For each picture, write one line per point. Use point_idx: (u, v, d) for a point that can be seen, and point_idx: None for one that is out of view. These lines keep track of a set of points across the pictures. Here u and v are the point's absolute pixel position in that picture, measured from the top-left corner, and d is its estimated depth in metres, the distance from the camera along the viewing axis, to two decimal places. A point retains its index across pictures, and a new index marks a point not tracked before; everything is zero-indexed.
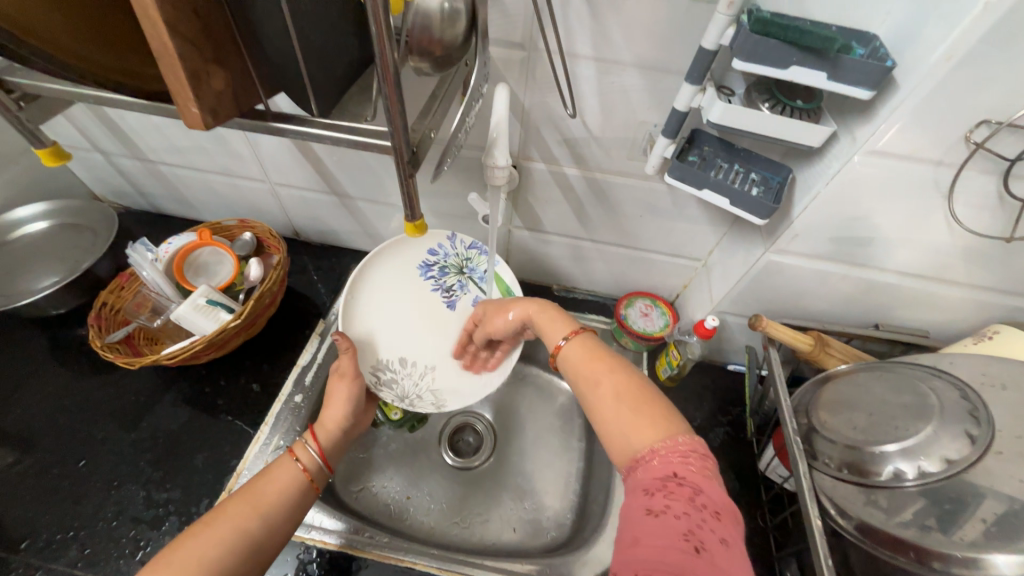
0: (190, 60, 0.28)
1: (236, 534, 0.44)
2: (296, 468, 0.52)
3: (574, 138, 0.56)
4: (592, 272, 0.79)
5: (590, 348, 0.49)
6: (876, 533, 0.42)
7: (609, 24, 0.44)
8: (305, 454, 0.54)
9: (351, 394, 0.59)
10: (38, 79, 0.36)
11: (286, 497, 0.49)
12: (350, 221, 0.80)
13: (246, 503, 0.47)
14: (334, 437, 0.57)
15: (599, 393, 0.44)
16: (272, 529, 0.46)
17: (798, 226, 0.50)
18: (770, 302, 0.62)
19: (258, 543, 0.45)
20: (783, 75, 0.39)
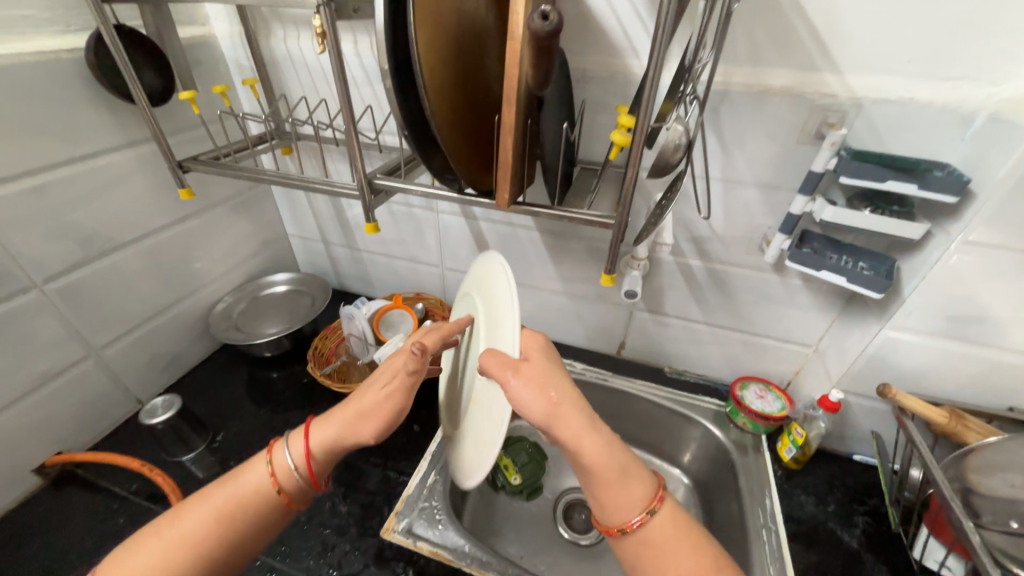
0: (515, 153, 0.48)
1: (197, 541, 0.47)
2: (266, 472, 0.52)
3: (701, 236, 0.73)
4: (704, 355, 0.89)
5: (674, 520, 0.48)
6: None
7: (736, 158, 0.64)
8: (280, 459, 0.53)
9: (368, 402, 0.55)
10: (391, 182, 0.60)
11: (250, 505, 0.51)
12: None
13: (214, 511, 0.49)
14: (324, 440, 0.54)
15: (672, 550, 0.46)
16: (233, 543, 0.49)
17: (911, 305, 0.59)
18: (894, 380, 0.67)
19: (221, 551, 0.48)
20: (882, 186, 0.54)
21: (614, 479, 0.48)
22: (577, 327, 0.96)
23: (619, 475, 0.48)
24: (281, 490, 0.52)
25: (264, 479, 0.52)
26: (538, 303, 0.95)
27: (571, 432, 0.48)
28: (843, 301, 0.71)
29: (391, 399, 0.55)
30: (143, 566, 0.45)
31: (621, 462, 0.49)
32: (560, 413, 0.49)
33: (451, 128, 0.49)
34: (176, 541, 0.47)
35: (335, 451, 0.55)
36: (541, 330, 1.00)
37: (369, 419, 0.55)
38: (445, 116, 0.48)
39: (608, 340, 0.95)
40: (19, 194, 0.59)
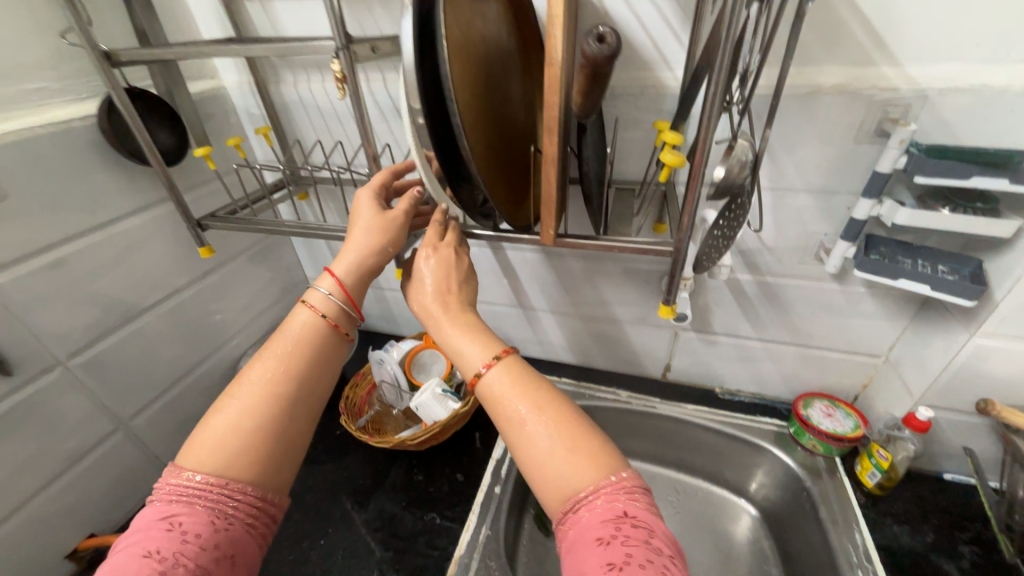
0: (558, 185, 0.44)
1: (259, 399, 0.46)
2: (307, 310, 0.51)
3: (750, 249, 0.68)
4: (759, 373, 0.83)
5: (524, 380, 0.45)
6: None
7: (786, 165, 0.59)
8: (315, 296, 0.52)
9: (366, 226, 0.53)
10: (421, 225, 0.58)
11: (311, 345, 0.50)
12: (527, 330, 0.94)
13: (271, 366, 0.48)
14: (353, 267, 0.53)
15: (517, 416, 0.43)
16: (305, 379, 0.48)
17: (1006, 310, 0.53)
18: (988, 392, 0.60)
19: (290, 400, 0.47)
20: (966, 184, 0.49)
21: (460, 335, 0.48)
22: (617, 352, 0.91)
23: (465, 346, 0.47)
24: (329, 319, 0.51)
25: (310, 321, 0.51)
26: (573, 330, 0.90)
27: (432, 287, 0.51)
28: (916, 307, 0.65)
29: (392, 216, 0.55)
30: (220, 436, 0.44)
31: (478, 334, 0.48)
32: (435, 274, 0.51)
33: (488, 167, 0.47)
34: (249, 409, 0.45)
35: (364, 278, 0.54)
36: (578, 357, 0.94)
37: (380, 245, 0.53)
38: (483, 156, 0.45)
39: (651, 363, 0.90)
40: (35, 271, 0.57)
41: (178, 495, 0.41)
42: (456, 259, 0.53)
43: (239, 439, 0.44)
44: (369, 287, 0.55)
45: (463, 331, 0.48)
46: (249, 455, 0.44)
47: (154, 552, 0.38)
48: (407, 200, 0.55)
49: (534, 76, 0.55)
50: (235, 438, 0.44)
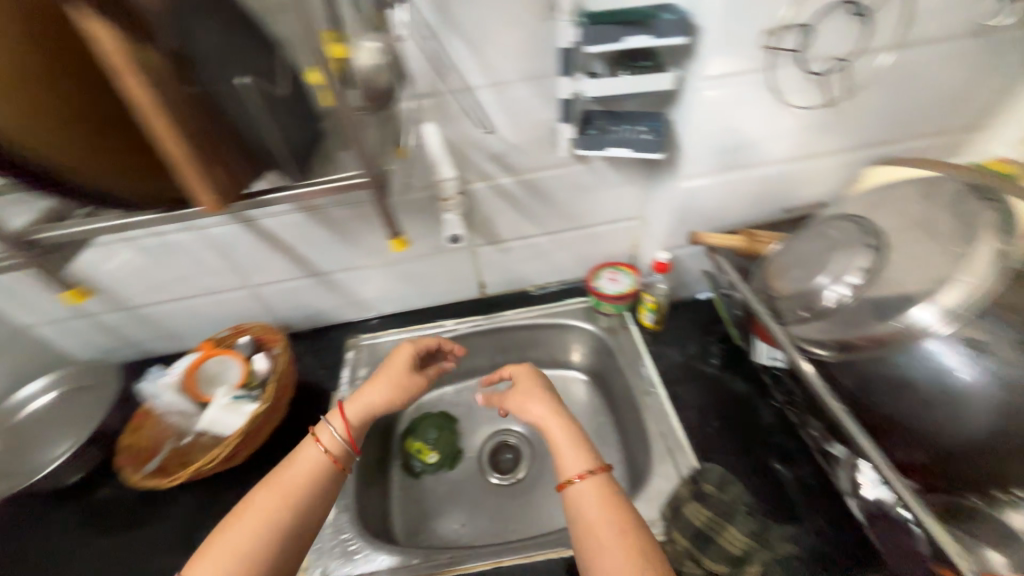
0: (186, 148, 0.36)
1: (266, 522, 0.50)
2: (319, 452, 0.57)
3: (498, 151, 0.68)
4: (556, 263, 0.89)
5: (603, 489, 0.52)
6: (852, 345, 0.47)
7: (490, 58, 0.58)
8: (325, 434, 0.59)
9: (382, 396, 0.63)
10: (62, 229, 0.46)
11: (313, 484, 0.54)
12: (332, 296, 0.87)
13: (274, 495, 0.52)
14: (364, 417, 0.61)
15: (591, 514, 0.50)
16: (303, 515, 0.52)
17: (689, 154, 0.63)
18: (704, 224, 0.72)
19: (290, 534, 0.50)
20: (623, 47, 0.51)
21: (570, 453, 0.56)
22: (432, 285, 0.89)
23: (568, 454, 0.56)
24: (334, 462, 0.57)
25: (317, 460, 0.56)
26: (379, 280, 0.86)
27: (561, 453, 0.56)
28: (644, 167, 0.73)
29: (417, 381, 0.66)
30: (240, 540, 0.48)
31: (569, 449, 0.56)
32: (568, 436, 0.58)
33: (64, 129, 0.36)
34: (247, 543, 0.48)
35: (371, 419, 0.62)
36: (398, 304, 0.91)
37: (401, 394, 0.64)
38: (48, 121, 0.35)
39: (466, 285, 0.91)
40: None
41: None
42: (534, 371, 0.67)
43: (246, 558, 0.47)
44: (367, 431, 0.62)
45: (569, 440, 0.57)
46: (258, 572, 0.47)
47: None
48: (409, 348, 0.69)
49: None
50: (252, 543, 0.48)
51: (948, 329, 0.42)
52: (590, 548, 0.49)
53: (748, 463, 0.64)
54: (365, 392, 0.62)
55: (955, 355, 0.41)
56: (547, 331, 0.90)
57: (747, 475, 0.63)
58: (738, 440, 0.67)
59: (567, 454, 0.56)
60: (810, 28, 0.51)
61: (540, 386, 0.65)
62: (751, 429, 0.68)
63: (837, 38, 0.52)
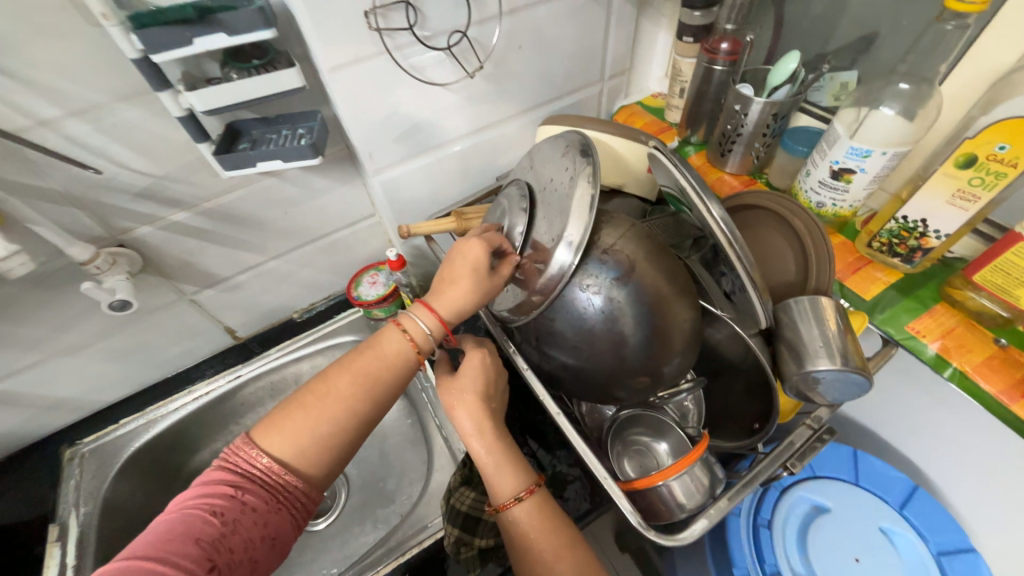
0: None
1: (359, 387, 0.47)
2: (405, 340, 0.49)
3: (145, 188, 0.56)
4: (310, 281, 0.81)
5: (542, 510, 0.47)
6: (522, 306, 0.48)
7: (48, 81, 0.45)
8: (413, 326, 0.49)
9: (471, 297, 0.48)
10: None
11: (391, 369, 0.48)
12: (10, 412, 0.66)
13: (353, 375, 0.47)
14: (454, 313, 0.49)
15: (526, 535, 0.46)
16: (351, 422, 0.46)
17: (365, 148, 0.59)
18: (427, 209, 0.71)
19: (365, 420, 0.47)
20: (197, 50, 0.43)
21: (503, 462, 0.49)
22: (161, 352, 0.74)
23: (502, 471, 0.49)
24: (420, 352, 0.50)
25: (403, 345, 0.49)
26: (74, 371, 0.68)
27: (508, 486, 0.48)
28: (348, 167, 0.68)
29: (477, 279, 0.47)
30: (333, 403, 0.46)
31: (497, 463, 0.49)
32: (494, 448, 0.50)
33: None
34: (333, 416, 0.45)
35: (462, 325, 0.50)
36: (125, 386, 0.74)
37: (482, 293, 0.48)
38: None
39: (211, 337, 0.78)
40: None
41: (245, 472, 0.44)
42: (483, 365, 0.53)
43: (331, 427, 0.45)
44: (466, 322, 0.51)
45: (496, 458, 0.49)
46: (318, 458, 0.45)
47: (198, 539, 0.39)
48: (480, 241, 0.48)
49: None
50: (321, 429, 0.45)
51: (576, 265, 0.45)
52: (527, 564, 0.46)
53: (521, 422, 0.68)
54: (449, 291, 0.48)
55: (583, 291, 0.45)
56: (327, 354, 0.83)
57: (521, 433, 0.67)
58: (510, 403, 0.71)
59: (491, 469, 0.49)
60: (411, 5, 0.49)
61: (480, 381, 0.53)
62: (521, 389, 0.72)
63: (446, 10, 0.51)
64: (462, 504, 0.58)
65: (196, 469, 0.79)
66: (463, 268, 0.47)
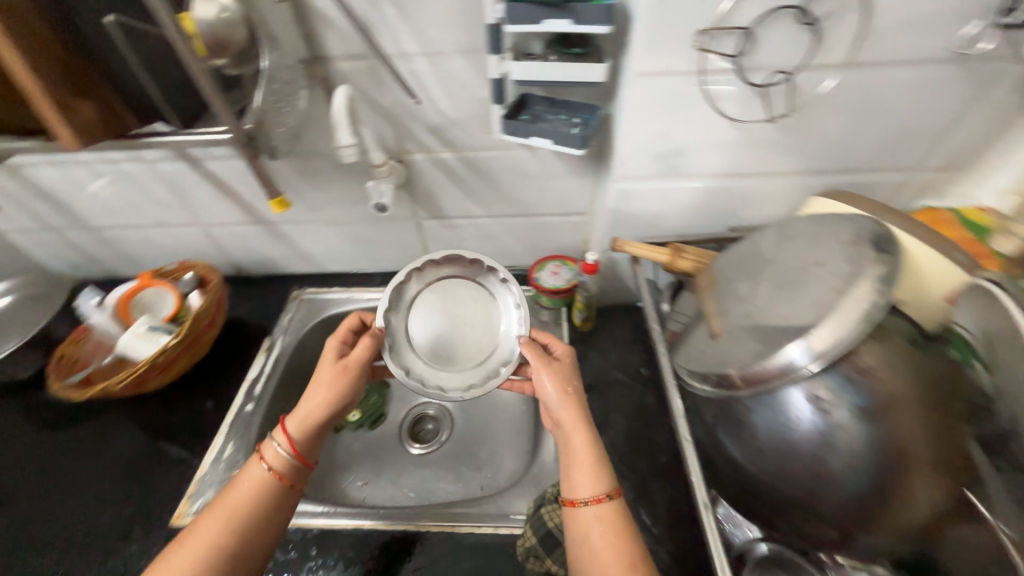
0: (49, 79, 0.37)
1: (252, 498, 0.52)
2: (262, 469, 0.54)
3: (436, 124, 0.66)
4: (503, 247, 0.87)
5: (613, 519, 0.49)
6: (722, 381, 0.43)
7: (422, 24, 0.56)
8: (269, 450, 0.55)
9: (327, 398, 0.57)
10: None
11: (257, 502, 0.52)
12: (280, 246, 0.88)
13: (218, 516, 0.51)
14: (309, 426, 0.56)
15: (594, 537, 0.48)
16: (254, 530, 0.51)
17: (622, 154, 0.59)
18: (643, 231, 0.69)
19: (258, 528, 0.51)
20: (541, 29, 0.48)
21: (586, 459, 0.52)
22: (378, 250, 0.89)
23: (581, 465, 0.52)
24: (282, 475, 0.54)
25: (264, 478, 0.54)
26: (325, 238, 0.87)
27: (584, 482, 0.51)
28: (591, 164, 0.70)
29: (354, 363, 0.59)
30: (212, 530, 0.49)
31: (587, 462, 0.52)
32: (577, 435, 0.54)
33: None
34: (222, 541, 0.49)
35: (318, 428, 0.57)
36: (345, 264, 0.92)
37: (335, 396, 0.58)
38: None
39: (412, 257, 0.90)
40: None
41: None
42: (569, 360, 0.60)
43: (211, 548, 0.48)
44: (321, 439, 0.58)
45: (584, 450, 0.53)
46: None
47: None
48: (334, 338, 0.62)
49: None
50: (203, 552, 0.48)
51: (812, 370, 0.38)
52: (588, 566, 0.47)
53: (634, 478, 0.63)
54: (305, 405, 0.57)
55: (806, 399, 0.39)
56: None
57: (629, 489, 0.63)
58: (630, 453, 0.66)
59: (577, 455, 0.53)
60: (748, 34, 0.46)
61: (569, 375, 0.58)
62: (649, 446, 0.66)
63: (783, 47, 0.47)
64: (548, 519, 0.57)
65: None
66: (318, 382, 0.58)
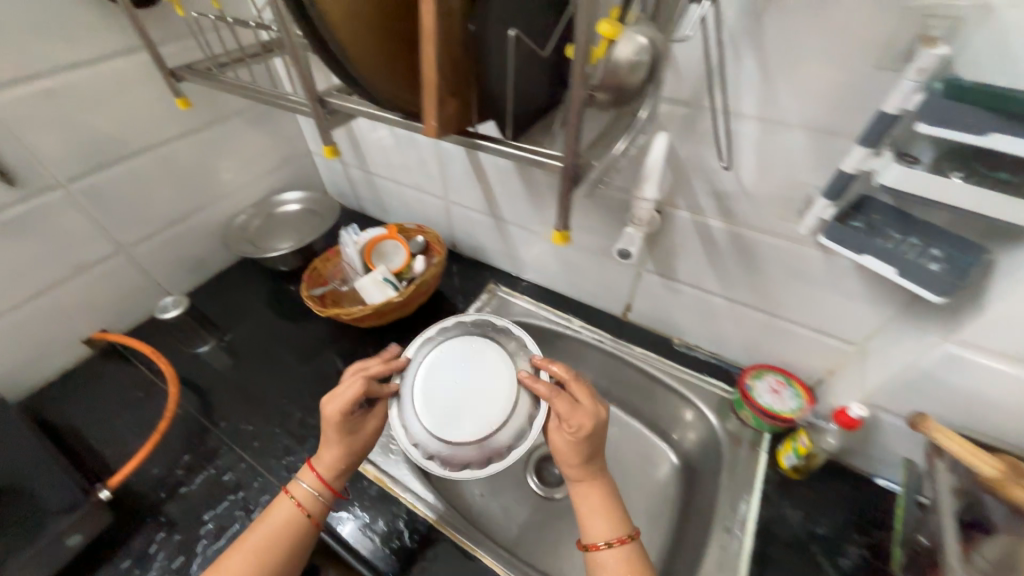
0: (440, 67, 0.39)
1: (280, 530, 0.54)
2: (291, 504, 0.57)
3: (724, 191, 0.58)
4: (718, 332, 0.76)
5: (627, 560, 0.52)
6: None
7: (779, 88, 0.47)
8: (299, 489, 0.58)
9: (352, 449, 0.59)
10: (191, 75, 0.69)
11: (285, 534, 0.54)
12: (497, 241, 0.92)
13: (247, 554, 0.52)
14: (336, 466, 0.59)
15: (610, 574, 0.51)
16: (281, 562, 0.53)
17: (992, 317, 0.43)
18: (951, 409, 0.51)
19: (286, 555, 0.53)
20: (977, 141, 0.37)
21: (595, 506, 0.56)
22: (582, 280, 0.86)
23: (593, 510, 0.55)
24: (311, 512, 0.57)
25: (292, 510, 0.56)
26: (540, 250, 0.87)
27: (596, 526, 0.54)
28: (905, 298, 0.53)
29: (370, 429, 0.61)
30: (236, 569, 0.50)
31: (598, 503, 0.56)
32: (585, 483, 0.57)
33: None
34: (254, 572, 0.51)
35: (343, 470, 0.60)
36: (544, 278, 0.91)
37: (358, 445, 0.60)
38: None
39: (613, 299, 0.85)
40: (30, 96, 0.63)
41: None
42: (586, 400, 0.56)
43: None
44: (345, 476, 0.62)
45: (594, 495, 0.56)
46: None
47: None
48: (333, 407, 0.57)
49: None
50: None
51: None
52: None
53: None
54: (326, 452, 0.59)
55: None
56: (666, 393, 0.80)
57: None
58: None
59: (588, 502, 0.56)
60: None
61: (593, 435, 0.55)
62: None
63: None
64: None
65: None
66: (335, 439, 0.59)
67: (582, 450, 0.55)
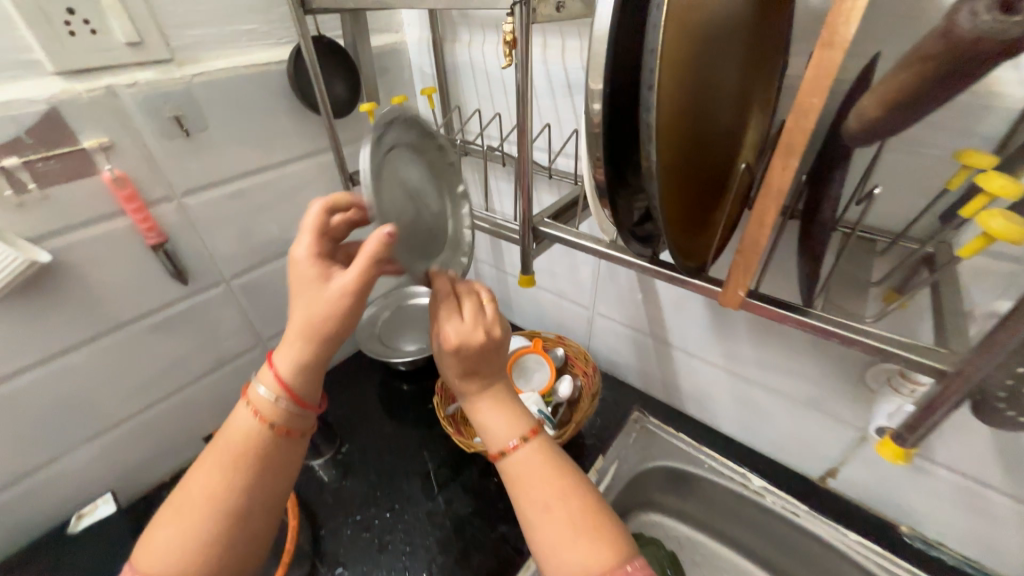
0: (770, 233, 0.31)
1: (246, 448, 0.40)
2: (251, 413, 0.40)
3: None
4: (984, 535, 0.56)
5: (551, 463, 0.41)
6: None
7: None
8: (261, 395, 0.40)
9: (329, 313, 0.37)
10: None
11: (255, 450, 0.40)
12: (650, 364, 0.79)
13: (213, 466, 0.39)
14: (306, 359, 0.40)
15: (533, 491, 0.40)
16: (254, 488, 0.39)
17: None
18: None
19: (262, 475, 0.40)
20: None
21: (495, 402, 0.44)
22: (764, 427, 0.70)
23: (493, 414, 0.43)
24: (277, 421, 0.40)
25: (255, 423, 0.40)
26: (710, 383, 0.73)
27: (499, 422, 0.43)
28: None
29: (331, 295, 0.37)
30: (199, 493, 0.38)
31: (501, 403, 0.44)
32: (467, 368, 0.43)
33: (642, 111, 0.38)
34: (216, 517, 0.38)
35: (316, 368, 0.41)
36: (707, 414, 0.76)
37: (339, 315, 0.38)
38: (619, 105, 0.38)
39: (809, 458, 0.67)
40: (222, 198, 0.63)
41: None
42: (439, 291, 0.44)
43: (207, 524, 0.38)
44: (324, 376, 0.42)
45: (491, 395, 0.44)
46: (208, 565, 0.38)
47: None
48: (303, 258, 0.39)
49: (760, 64, 0.40)
50: (194, 531, 0.38)
51: None
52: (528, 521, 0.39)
53: None
54: (293, 338, 0.39)
55: None
56: None
57: None
58: None
59: (488, 412, 0.43)
60: None
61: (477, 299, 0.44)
62: None
63: None
64: None
65: (667, 511, 0.77)
66: (304, 310, 0.38)
67: (476, 321, 0.42)
